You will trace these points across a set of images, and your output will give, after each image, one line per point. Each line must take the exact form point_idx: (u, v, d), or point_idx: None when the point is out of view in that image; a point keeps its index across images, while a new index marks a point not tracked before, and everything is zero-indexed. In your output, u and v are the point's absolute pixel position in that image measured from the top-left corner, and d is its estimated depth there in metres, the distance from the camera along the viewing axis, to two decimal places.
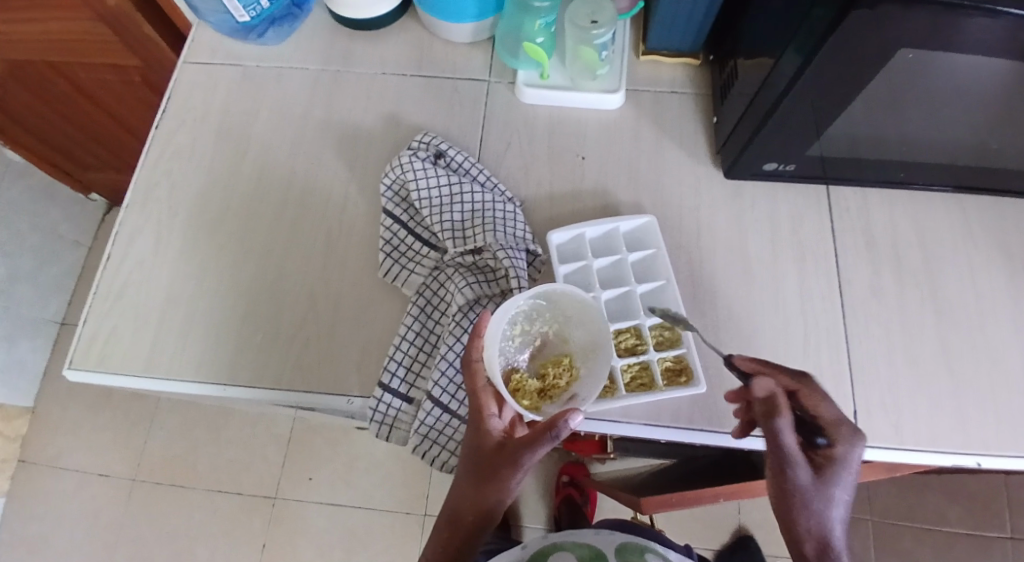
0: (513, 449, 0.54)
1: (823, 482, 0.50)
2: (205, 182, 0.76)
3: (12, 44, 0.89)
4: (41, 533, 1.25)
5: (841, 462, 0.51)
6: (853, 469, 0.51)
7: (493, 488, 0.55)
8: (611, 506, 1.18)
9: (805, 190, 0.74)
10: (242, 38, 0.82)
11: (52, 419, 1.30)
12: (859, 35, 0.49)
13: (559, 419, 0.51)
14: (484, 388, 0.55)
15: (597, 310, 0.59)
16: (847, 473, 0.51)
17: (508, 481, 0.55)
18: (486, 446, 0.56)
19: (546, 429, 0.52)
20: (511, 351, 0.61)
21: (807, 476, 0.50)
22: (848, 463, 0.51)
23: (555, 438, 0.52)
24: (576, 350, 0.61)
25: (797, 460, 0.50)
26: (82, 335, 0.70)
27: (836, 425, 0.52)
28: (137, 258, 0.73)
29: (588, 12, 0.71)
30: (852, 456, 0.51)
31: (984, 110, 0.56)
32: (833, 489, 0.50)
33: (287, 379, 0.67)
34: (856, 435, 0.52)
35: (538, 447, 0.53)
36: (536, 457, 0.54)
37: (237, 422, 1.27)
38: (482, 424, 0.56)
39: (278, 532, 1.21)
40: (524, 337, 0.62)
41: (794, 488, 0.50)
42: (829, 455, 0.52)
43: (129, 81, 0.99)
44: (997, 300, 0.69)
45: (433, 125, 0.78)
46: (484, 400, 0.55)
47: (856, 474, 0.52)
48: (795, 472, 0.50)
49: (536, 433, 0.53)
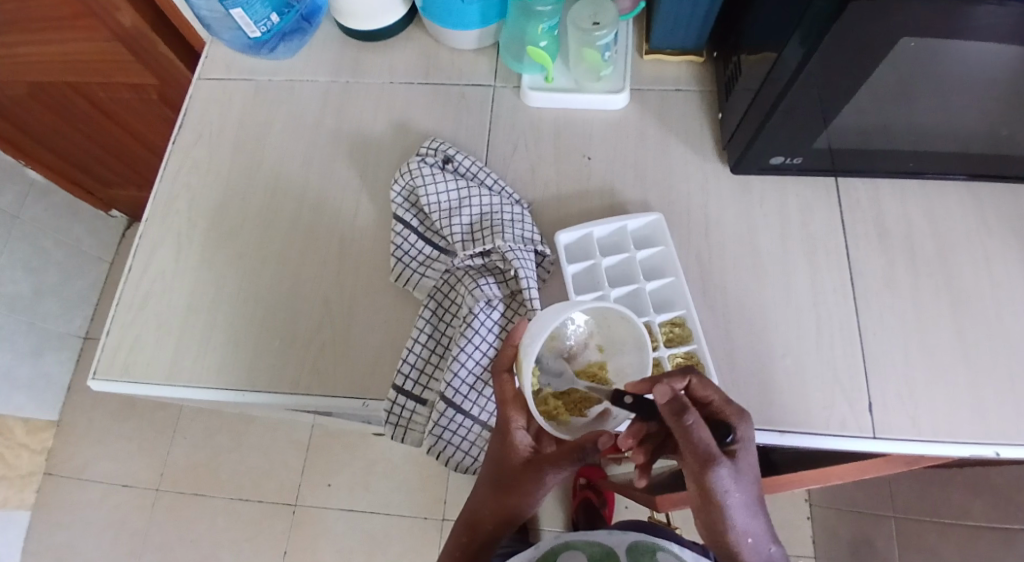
0: (538, 465, 0.55)
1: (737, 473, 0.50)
2: (222, 194, 0.78)
3: (35, 65, 0.93)
4: (68, 542, 1.27)
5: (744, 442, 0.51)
6: (748, 443, 0.51)
7: (516, 498, 0.57)
8: (629, 507, 1.18)
9: (814, 183, 0.74)
10: (254, 53, 0.84)
11: (78, 431, 1.33)
12: (861, 24, 0.49)
13: (587, 441, 0.52)
14: (512, 399, 0.56)
15: (642, 333, 0.55)
16: (745, 453, 0.51)
17: (531, 494, 0.56)
18: (512, 458, 0.56)
19: (575, 449, 0.53)
20: (546, 360, 0.57)
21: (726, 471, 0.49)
22: (747, 443, 0.51)
23: (581, 459, 0.53)
24: (614, 363, 0.58)
25: (717, 459, 0.48)
26: (106, 344, 0.72)
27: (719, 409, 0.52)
28: (158, 270, 0.75)
29: (590, 14, 0.72)
30: (744, 433, 0.51)
31: (992, 97, 0.56)
32: (745, 473, 0.51)
33: (304, 385, 0.68)
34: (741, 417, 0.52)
35: (564, 465, 0.54)
36: (560, 474, 0.55)
37: (258, 430, 1.29)
38: (508, 435, 0.56)
39: (299, 538, 1.22)
40: (559, 346, 0.58)
41: (720, 486, 0.49)
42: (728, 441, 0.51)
43: (148, 100, 1.02)
44: (1014, 288, 0.68)
45: (441, 131, 0.79)
46: (512, 413, 0.56)
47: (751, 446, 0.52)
48: (719, 473, 0.48)
49: (563, 452, 0.54)
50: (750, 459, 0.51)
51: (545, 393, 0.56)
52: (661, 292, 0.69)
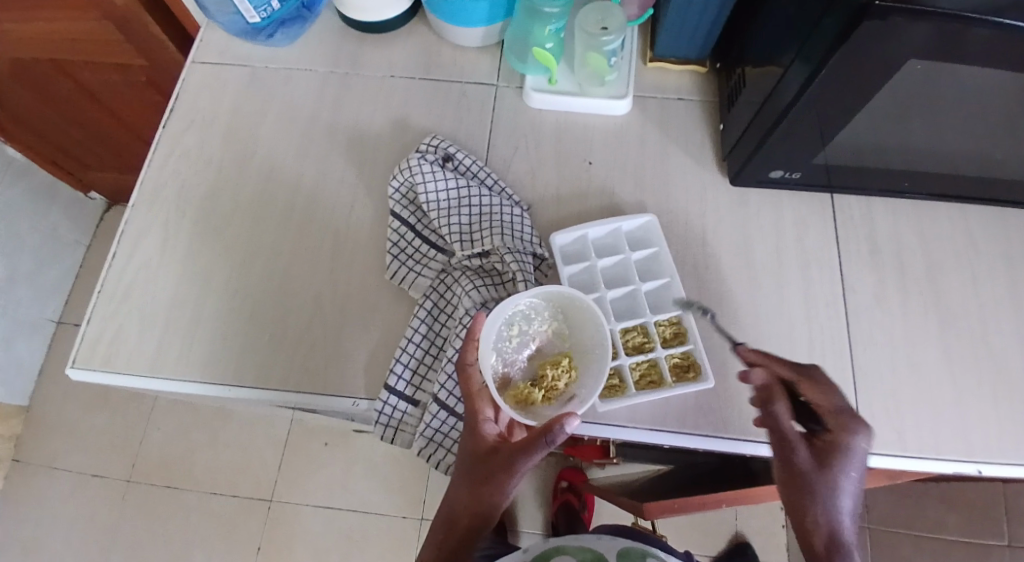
0: (507, 455, 0.54)
1: (823, 469, 0.52)
2: (213, 182, 0.76)
3: (21, 42, 0.90)
4: (34, 533, 1.23)
5: (848, 447, 0.52)
6: (860, 455, 0.52)
7: (486, 493, 0.55)
8: (609, 511, 1.19)
9: (810, 199, 0.75)
10: (249, 39, 0.82)
11: (48, 419, 1.29)
12: (867, 46, 0.49)
13: (554, 424, 0.52)
14: (479, 391, 0.57)
15: (596, 312, 0.61)
16: (849, 459, 0.52)
17: (502, 486, 0.54)
18: (481, 449, 0.56)
19: (542, 434, 0.52)
20: (508, 352, 0.61)
21: (805, 459, 0.52)
22: (845, 446, 0.53)
23: (549, 444, 0.52)
24: (576, 350, 0.61)
25: (796, 445, 0.53)
26: (86, 334, 0.69)
27: (843, 418, 0.54)
28: (143, 258, 0.73)
29: (597, 19, 0.72)
30: (856, 446, 0.52)
31: (988, 122, 0.57)
32: (838, 473, 0.52)
33: (291, 381, 0.67)
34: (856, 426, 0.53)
35: (533, 453, 0.53)
36: (531, 462, 0.54)
37: (235, 423, 1.27)
38: (476, 426, 0.56)
39: (273, 535, 1.20)
40: (522, 337, 0.61)
41: (792, 462, 0.52)
42: (829, 440, 0.53)
43: (136, 83, 0.99)
44: (999, 309, 0.70)
45: (441, 129, 0.78)
46: (480, 404, 0.57)
47: (864, 462, 0.53)
48: (795, 452, 0.53)
49: (530, 439, 0.53)
50: (861, 464, 0.53)
51: (515, 384, 0.60)
52: (657, 294, 0.69)
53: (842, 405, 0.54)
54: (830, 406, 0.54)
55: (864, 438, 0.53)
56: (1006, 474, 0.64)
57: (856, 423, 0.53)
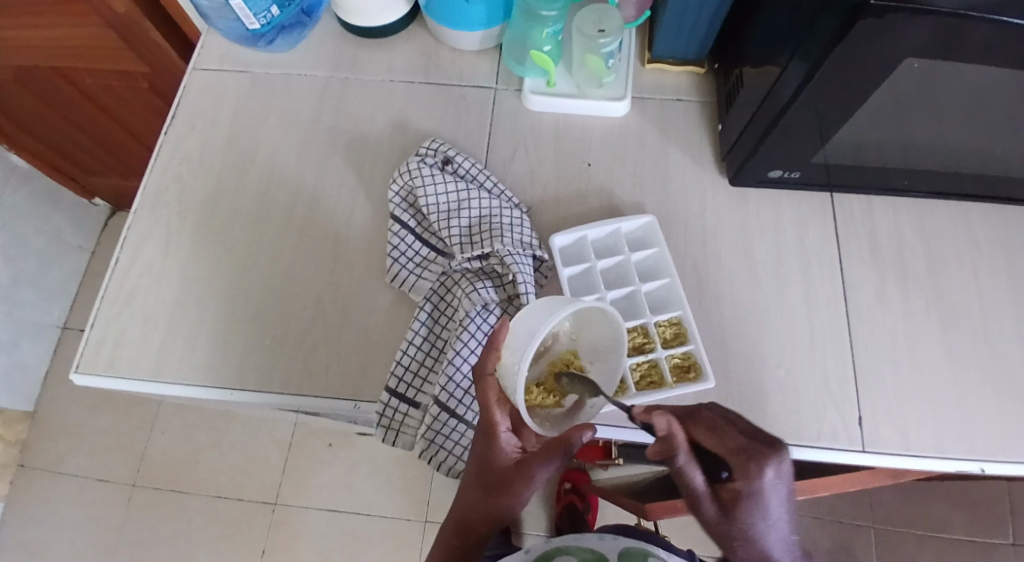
0: (526, 463, 0.54)
1: (731, 516, 0.47)
2: (215, 187, 0.77)
3: (23, 49, 0.91)
4: (40, 537, 1.24)
5: (755, 488, 0.46)
6: (771, 490, 0.46)
7: (503, 499, 0.55)
8: (613, 511, 1.19)
9: (809, 198, 0.75)
10: (251, 45, 0.83)
11: (53, 423, 1.30)
12: (864, 44, 0.49)
13: (573, 434, 0.52)
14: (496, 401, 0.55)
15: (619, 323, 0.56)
16: (754, 502, 0.46)
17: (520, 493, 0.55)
18: (498, 457, 0.56)
19: (561, 443, 0.52)
20: None
21: (711, 513, 0.48)
22: (752, 488, 0.46)
23: (569, 452, 0.53)
24: (585, 347, 0.60)
25: (701, 501, 0.48)
26: (89, 338, 0.70)
27: (743, 459, 0.46)
28: (146, 262, 0.73)
29: (595, 20, 0.72)
30: (761, 483, 0.46)
31: (987, 119, 0.57)
32: (746, 520, 0.47)
33: (293, 384, 0.67)
34: (758, 464, 0.46)
35: (552, 460, 0.53)
36: (549, 469, 0.54)
37: (239, 426, 1.27)
38: (494, 435, 0.56)
39: (278, 538, 1.21)
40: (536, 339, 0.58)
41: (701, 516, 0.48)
42: (733, 488, 0.47)
43: (137, 88, 0.99)
44: (1000, 306, 0.70)
45: (440, 132, 0.79)
46: (496, 414, 0.55)
47: (777, 493, 0.47)
48: (701, 509, 0.48)
49: (549, 447, 0.53)
50: (776, 493, 0.47)
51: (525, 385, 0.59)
52: (657, 295, 0.69)
53: (738, 442, 0.47)
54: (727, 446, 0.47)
55: (772, 474, 0.46)
56: (1009, 472, 0.64)
57: (760, 464, 0.46)
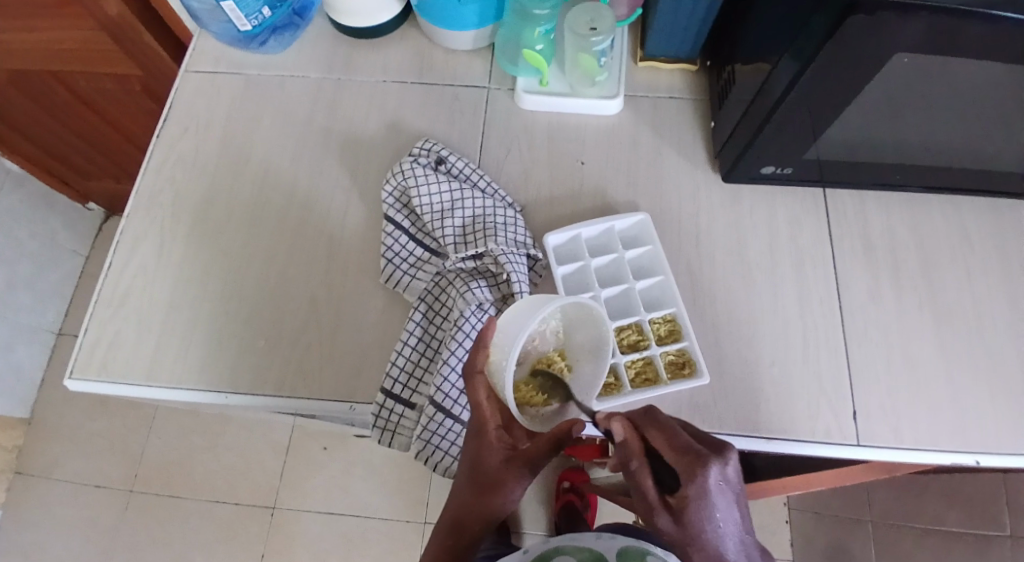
0: (520, 460, 0.54)
1: (681, 521, 0.46)
2: (208, 189, 0.77)
3: (15, 52, 0.90)
4: (36, 542, 1.23)
5: (702, 491, 0.46)
6: (718, 492, 0.46)
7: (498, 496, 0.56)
8: (611, 510, 1.19)
9: (803, 194, 0.75)
10: (243, 47, 0.83)
11: (49, 428, 1.29)
12: (855, 40, 0.49)
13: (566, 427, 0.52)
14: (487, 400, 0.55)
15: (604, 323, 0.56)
16: (701, 506, 0.46)
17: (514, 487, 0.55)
18: (491, 457, 0.55)
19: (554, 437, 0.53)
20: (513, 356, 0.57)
21: (666, 522, 0.47)
22: (699, 492, 0.46)
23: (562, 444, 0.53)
24: (572, 347, 0.60)
25: (656, 510, 0.47)
26: (83, 342, 0.69)
27: (689, 461, 0.46)
28: (140, 265, 0.73)
29: (588, 19, 0.72)
30: (707, 485, 0.46)
31: (979, 114, 0.57)
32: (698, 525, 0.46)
33: (288, 386, 0.67)
34: (700, 464, 0.46)
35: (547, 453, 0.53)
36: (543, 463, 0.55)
37: (236, 429, 1.27)
38: (486, 434, 0.55)
39: (275, 540, 1.20)
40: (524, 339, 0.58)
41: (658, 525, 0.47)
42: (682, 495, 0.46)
43: (131, 91, 0.99)
44: (993, 301, 0.70)
45: (434, 132, 0.79)
46: (488, 413, 0.55)
47: (725, 495, 0.46)
48: (657, 518, 0.47)
49: (543, 443, 0.53)
50: (727, 494, 0.46)
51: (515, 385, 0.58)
52: (651, 292, 0.70)
53: (685, 443, 0.47)
54: (673, 448, 0.47)
55: (715, 472, 0.46)
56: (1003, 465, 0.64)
57: (703, 463, 0.46)
